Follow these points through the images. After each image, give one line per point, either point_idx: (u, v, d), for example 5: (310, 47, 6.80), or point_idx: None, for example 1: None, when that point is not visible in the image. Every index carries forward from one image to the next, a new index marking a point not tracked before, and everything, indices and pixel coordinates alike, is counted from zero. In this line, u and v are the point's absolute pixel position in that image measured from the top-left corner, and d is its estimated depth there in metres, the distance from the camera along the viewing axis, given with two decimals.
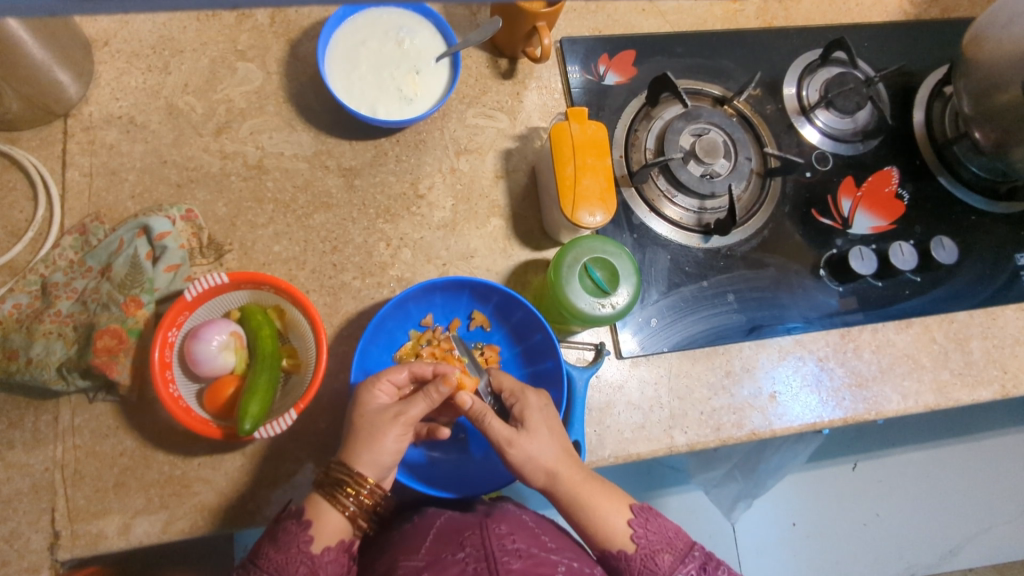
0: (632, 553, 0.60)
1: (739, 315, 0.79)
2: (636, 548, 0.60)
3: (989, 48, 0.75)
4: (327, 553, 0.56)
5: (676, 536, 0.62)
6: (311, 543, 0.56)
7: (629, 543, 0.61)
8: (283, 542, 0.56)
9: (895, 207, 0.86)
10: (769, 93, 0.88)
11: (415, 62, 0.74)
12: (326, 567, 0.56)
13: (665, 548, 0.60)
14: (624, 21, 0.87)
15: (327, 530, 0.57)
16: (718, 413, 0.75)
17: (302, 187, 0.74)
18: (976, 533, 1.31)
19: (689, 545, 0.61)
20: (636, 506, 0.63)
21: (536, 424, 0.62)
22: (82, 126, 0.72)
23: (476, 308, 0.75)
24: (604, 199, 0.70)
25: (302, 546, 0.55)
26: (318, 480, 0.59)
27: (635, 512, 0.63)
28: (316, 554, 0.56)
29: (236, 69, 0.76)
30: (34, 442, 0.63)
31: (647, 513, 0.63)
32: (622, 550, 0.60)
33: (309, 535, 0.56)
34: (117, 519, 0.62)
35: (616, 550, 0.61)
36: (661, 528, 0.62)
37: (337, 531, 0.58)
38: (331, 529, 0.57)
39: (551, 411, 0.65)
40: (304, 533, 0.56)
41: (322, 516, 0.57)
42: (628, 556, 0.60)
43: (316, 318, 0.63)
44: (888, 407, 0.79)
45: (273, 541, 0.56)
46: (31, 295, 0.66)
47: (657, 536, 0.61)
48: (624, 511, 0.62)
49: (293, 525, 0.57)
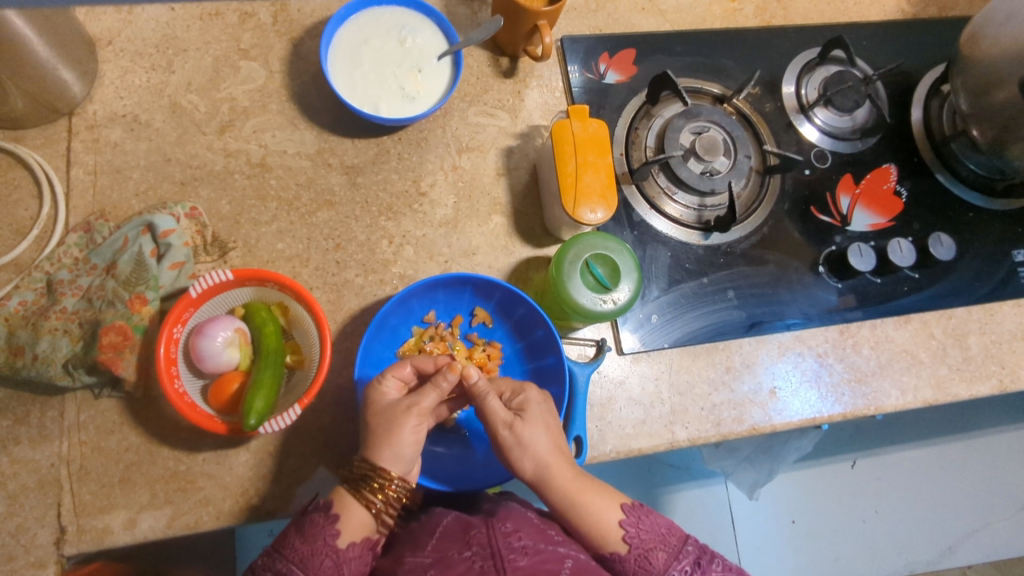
0: (626, 554, 0.60)
1: (739, 311, 0.80)
2: (629, 549, 0.61)
3: (986, 45, 0.76)
4: (352, 548, 0.57)
5: (669, 532, 0.62)
6: (337, 537, 0.57)
7: (622, 544, 0.61)
8: (310, 534, 0.56)
9: (893, 204, 0.87)
10: (769, 91, 0.89)
11: (417, 61, 0.75)
12: (350, 562, 0.57)
13: (658, 546, 0.61)
14: (624, 19, 0.88)
15: (353, 524, 0.57)
16: (717, 409, 0.76)
17: (306, 184, 0.75)
18: (973, 530, 1.32)
19: (683, 540, 0.62)
20: (626, 506, 0.63)
21: (534, 419, 0.63)
22: (86, 125, 0.72)
23: (478, 304, 0.76)
24: (605, 196, 0.70)
25: (329, 539, 0.56)
26: (348, 475, 0.60)
27: (626, 511, 0.62)
28: (341, 548, 0.57)
29: (239, 68, 0.77)
30: (40, 438, 0.63)
31: (638, 512, 0.63)
32: (616, 551, 0.61)
33: (335, 529, 0.57)
34: (123, 514, 0.63)
35: (609, 551, 0.61)
36: (654, 525, 0.63)
37: (364, 528, 0.58)
38: (357, 524, 0.58)
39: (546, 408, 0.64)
40: (331, 526, 0.57)
41: (349, 511, 0.58)
42: (622, 557, 0.60)
43: (319, 315, 0.64)
44: (887, 402, 0.79)
45: (300, 532, 0.57)
46: (36, 292, 0.66)
47: (650, 534, 0.62)
48: (616, 512, 0.62)
49: (320, 517, 0.57)
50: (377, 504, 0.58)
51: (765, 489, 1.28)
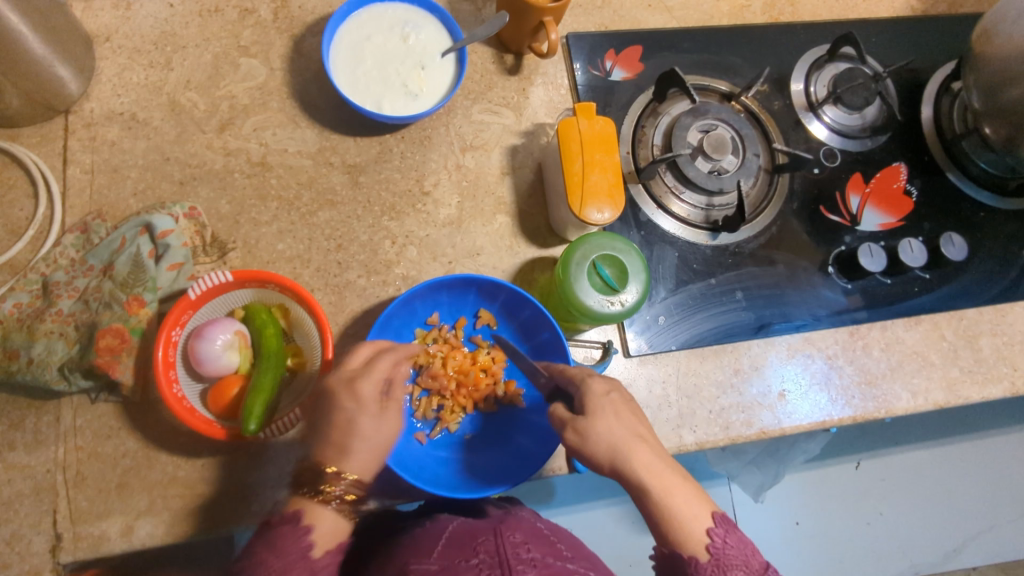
0: (705, 562, 0.55)
1: (747, 312, 0.79)
2: (710, 558, 0.55)
3: (998, 42, 0.74)
4: (326, 556, 0.56)
5: (752, 555, 0.56)
6: (311, 548, 0.55)
7: (704, 552, 0.55)
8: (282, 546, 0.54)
9: (903, 204, 0.86)
10: (777, 88, 0.88)
11: (420, 57, 0.74)
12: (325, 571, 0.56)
13: (739, 565, 0.55)
14: (630, 16, 0.86)
15: (325, 533, 0.56)
16: (726, 412, 0.75)
17: (306, 184, 0.73)
18: (980, 532, 1.31)
19: (765, 567, 0.56)
20: (718, 514, 0.57)
21: (600, 409, 0.58)
22: (83, 123, 0.71)
23: (482, 306, 0.74)
24: (612, 195, 0.69)
25: (303, 551, 0.54)
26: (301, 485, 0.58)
27: (717, 520, 0.56)
28: (316, 558, 0.55)
29: (239, 65, 0.75)
30: (35, 443, 0.62)
31: (728, 524, 0.57)
32: (694, 557, 0.55)
33: (309, 540, 0.55)
34: (119, 521, 0.61)
35: (687, 555, 0.55)
36: (739, 542, 0.56)
37: (337, 528, 0.57)
38: (329, 532, 0.57)
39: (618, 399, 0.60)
40: (304, 538, 0.55)
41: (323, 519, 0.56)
42: (700, 564, 0.55)
43: (321, 317, 0.63)
44: (898, 405, 0.78)
45: (270, 545, 0.54)
46: (31, 294, 0.65)
47: (734, 551, 0.55)
48: (705, 517, 0.56)
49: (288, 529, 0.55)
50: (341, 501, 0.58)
51: (769, 492, 1.27)
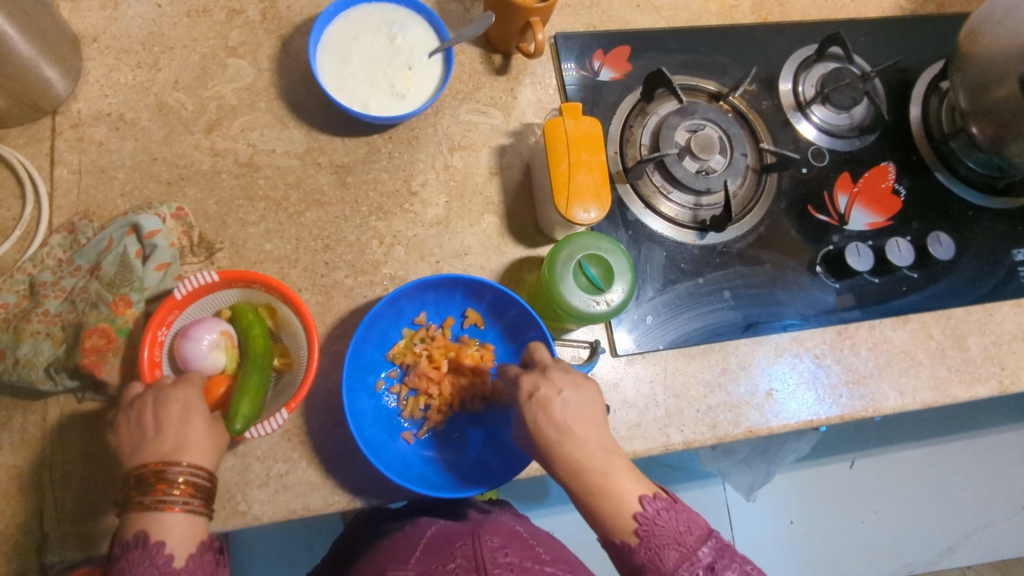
0: (635, 544, 0.55)
1: (735, 311, 0.79)
2: (639, 540, 0.55)
3: (984, 42, 0.75)
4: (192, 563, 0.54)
5: (686, 531, 0.56)
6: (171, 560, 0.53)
7: (632, 533, 0.56)
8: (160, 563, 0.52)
9: (892, 203, 0.86)
10: (765, 88, 0.88)
11: (407, 58, 0.74)
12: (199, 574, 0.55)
13: (670, 544, 0.55)
14: (619, 16, 0.86)
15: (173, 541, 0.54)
16: (713, 411, 0.75)
17: (294, 184, 0.74)
18: (973, 530, 1.31)
19: (698, 539, 0.55)
20: (646, 498, 0.57)
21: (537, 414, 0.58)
22: (71, 124, 0.71)
23: (470, 306, 0.75)
24: (598, 195, 0.69)
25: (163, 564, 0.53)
26: (136, 495, 0.54)
27: (644, 503, 0.57)
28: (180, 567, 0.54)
29: (227, 65, 0.75)
30: (22, 443, 0.62)
31: (657, 504, 0.57)
32: (625, 542, 0.56)
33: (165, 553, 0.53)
34: (106, 520, 0.62)
35: (619, 539, 0.56)
36: (671, 519, 0.56)
37: (197, 528, 0.56)
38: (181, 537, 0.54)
39: (571, 399, 0.60)
40: (158, 554, 0.53)
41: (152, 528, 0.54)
42: (631, 547, 0.55)
43: (307, 318, 0.63)
44: (885, 404, 0.78)
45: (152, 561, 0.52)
46: (18, 294, 0.65)
47: (664, 529, 0.56)
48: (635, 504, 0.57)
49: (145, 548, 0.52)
50: (189, 502, 0.56)
51: (761, 491, 1.28)
